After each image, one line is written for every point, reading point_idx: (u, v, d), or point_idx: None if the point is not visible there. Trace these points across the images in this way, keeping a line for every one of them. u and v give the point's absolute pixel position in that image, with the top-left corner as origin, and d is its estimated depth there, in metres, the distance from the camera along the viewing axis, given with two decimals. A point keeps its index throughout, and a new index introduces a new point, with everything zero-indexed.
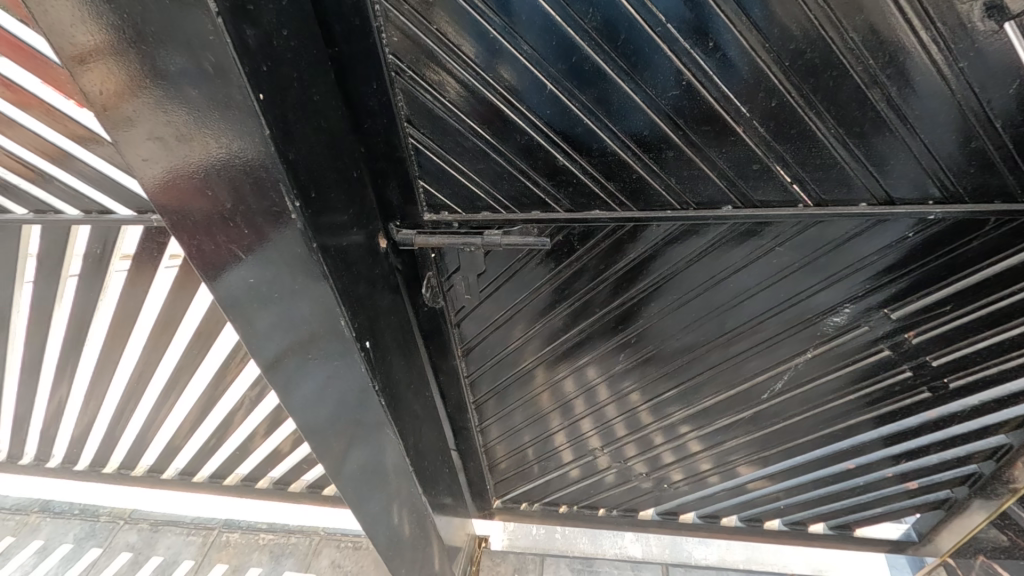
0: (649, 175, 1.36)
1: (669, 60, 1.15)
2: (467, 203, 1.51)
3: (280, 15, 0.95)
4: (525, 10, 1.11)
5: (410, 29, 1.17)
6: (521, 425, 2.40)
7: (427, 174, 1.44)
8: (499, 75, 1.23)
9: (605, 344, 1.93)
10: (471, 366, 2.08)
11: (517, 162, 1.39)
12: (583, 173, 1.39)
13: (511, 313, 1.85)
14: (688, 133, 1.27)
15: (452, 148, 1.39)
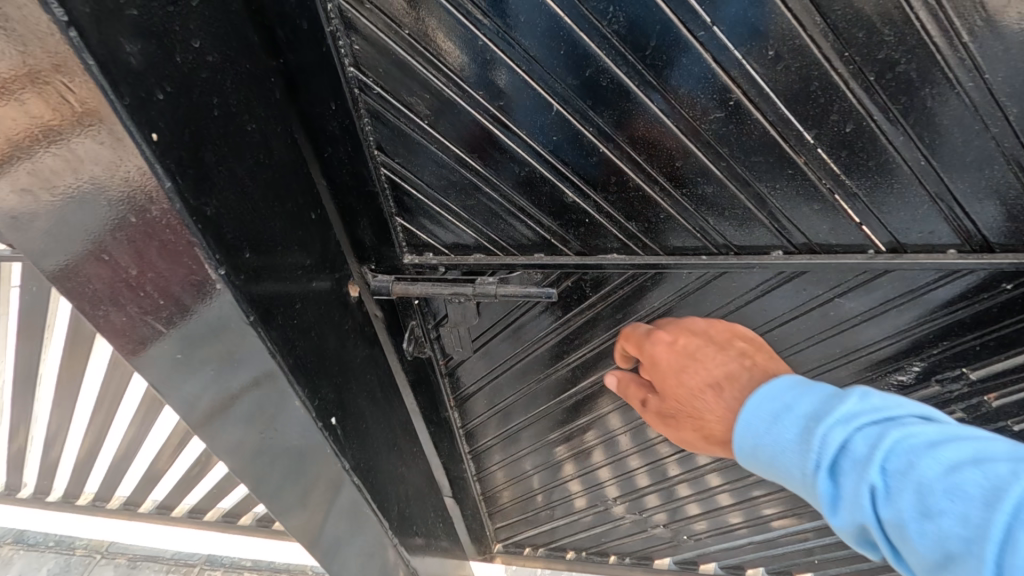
0: (682, 214, 1.09)
1: (715, 75, 0.88)
2: (457, 244, 1.24)
3: (188, 19, 0.69)
4: (523, 10, 0.85)
5: (374, 34, 0.90)
6: (525, 472, 2.14)
7: (405, 212, 1.19)
8: (492, 93, 0.96)
9: (617, 397, 1.66)
10: (466, 415, 1.83)
11: (515, 197, 1.13)
12: (598, 212, 1.12)
13: (512, 363, 1.59)
14: (734, 166, 1.00)
15: (436, 181, 1.12)
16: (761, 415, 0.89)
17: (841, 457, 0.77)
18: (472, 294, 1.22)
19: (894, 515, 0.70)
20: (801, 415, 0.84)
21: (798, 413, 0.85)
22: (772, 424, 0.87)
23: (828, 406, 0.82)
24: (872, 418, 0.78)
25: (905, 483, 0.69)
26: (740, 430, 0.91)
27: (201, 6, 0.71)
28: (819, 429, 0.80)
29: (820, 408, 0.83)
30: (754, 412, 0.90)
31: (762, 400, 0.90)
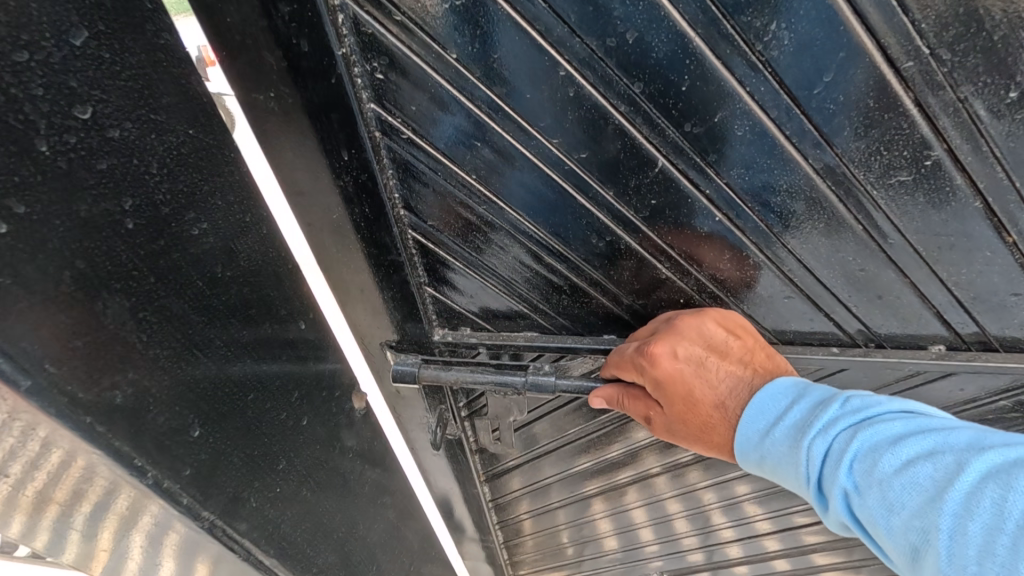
0: (814, 298, 0.81)
1: (913, 123, 0.59)
2: (503, 320, 0.95)
3: (65, 75, 0.38)
4: (636, 27, 0.56)
5: (408, 62, 0.62)
6: (549, 554, 1.78)
7: (434, 282, 0.90)
8: (572, 141, 0.67)
9: (660, 479, 1.37)
10: (496, 488, 1.55)
11: (586, 269, 0.84)
12: (700, 292, 0.84)
13: (560, 440, 1.32)
14: (907, 246, 0.71)
15: (483, 249, 0.84)
16: (755, 421, 0.73)
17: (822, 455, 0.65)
18: (525, 387, 0.92)
19: (870, 516, 0.60)
20: (786, 420, 0.70)
21: (788, 421, 0.70)
22: (767, 431, 0.72)
23: (810, 409, 0.69)
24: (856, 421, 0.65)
25: (875, 487, 0.59)
26: (739, 440, 0.75)
27: (101, 47, 0.40)
28: (795, 431, 0.68)
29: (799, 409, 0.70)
30: (751, 414, 0.74)
31: (756, 403, 0.74)
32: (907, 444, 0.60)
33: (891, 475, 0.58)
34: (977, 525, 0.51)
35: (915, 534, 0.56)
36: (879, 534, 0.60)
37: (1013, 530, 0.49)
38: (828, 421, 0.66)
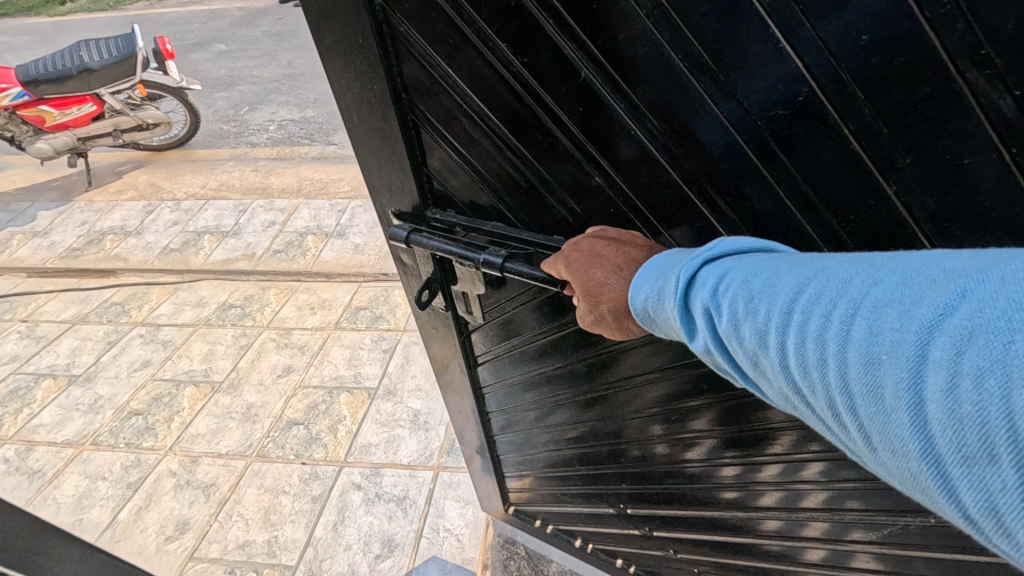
0: (724, 229, 0.90)
1: (784, 59, 0.70)
2: (479, 208, 1.18)
3: None
4: None
5: None
6: (540, 461, 1.79)
7: (429, 164, 1.17)
8: (513, 44, 0.89)
9: (673, 405, 1.30)
10: (493, 368, 1.61)
11: (537, 170, 1.03)
12: (626, 204, 0.98)
13: (556, 326, 1.34)
14: (800, 183, 0.80)
15: (460, 135, 1.08)
16: (647, 274, 0.77)
17: (695, 283, 0.68)
18: (478, 262, 1.08)
19: (727, 331, 0.63)
20: (670, 267, 0.74)
21: (672, 266, 0.73)
22: (654, 277, 0.75)
23: (689, 255, 0.73)
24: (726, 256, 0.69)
25: (731, 298, 0.63)
26: (631, 293, 0.78)
27: None
28: (675, 269, 0.71)
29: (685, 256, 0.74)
30: (646, 270, 0.77)
31: (650, 262, 0.78)
32: (763, 263, 0.64)
33: (746, 287, 0.62)
34: (808, 310, 0.56)
35: (759, 335, 0.59)
36: (734, 348, 0.63)
37: (834, 310, 0.54)
38: (705, 255, 0.70)
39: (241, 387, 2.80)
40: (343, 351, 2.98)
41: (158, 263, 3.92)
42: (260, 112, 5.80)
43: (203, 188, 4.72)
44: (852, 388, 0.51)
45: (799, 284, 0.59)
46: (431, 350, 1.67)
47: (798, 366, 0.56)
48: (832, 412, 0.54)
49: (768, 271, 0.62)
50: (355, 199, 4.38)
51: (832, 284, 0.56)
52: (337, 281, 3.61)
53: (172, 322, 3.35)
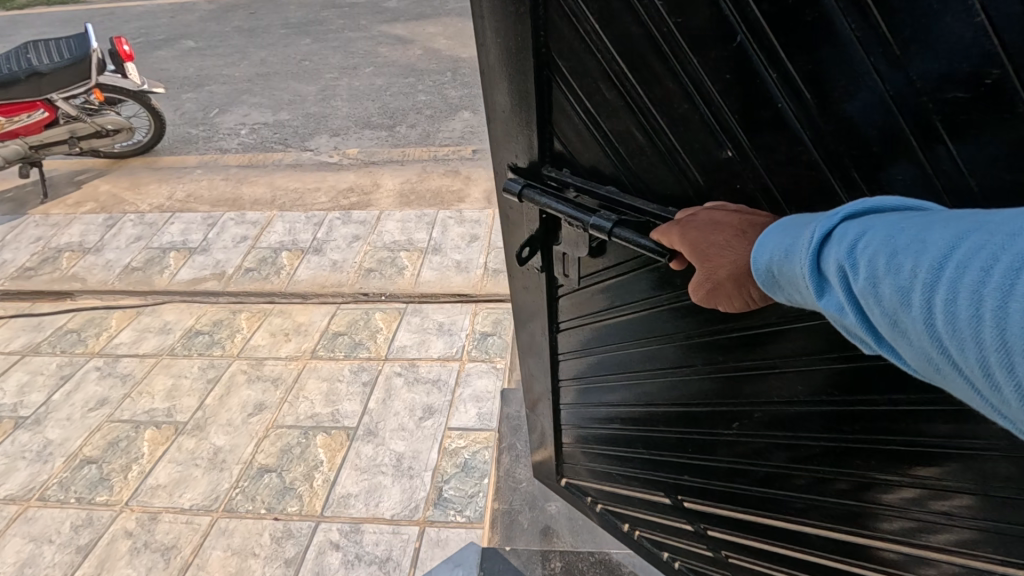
0: None
1: (980, 35, 0.64)
2: (595, 172, 1.17)
3: None
4: None
5: None
6: (602, 436, 1.75)
7: (553, 122, 1.16)
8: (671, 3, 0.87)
9: (779, 402, 1.18)
10: (576, 336, 1.58)
11: (666, 138, 1.01)
12: (753, 181, 0.94)
13: (653, 300, 1.28)
14: (962, 176, 0.73)
15: (591, 96, 1.07)
16: (772, 236, 0.76)
17: (830, 241, 0.67)
18: (589, 226, 1.09)
19: (863, 289, 0.62)
20: (798, 228, 0.73)
21: (803, 225, 0.73)
22: (781, 240, 0.74)
23: (821, 215, 0.71)
24: (864, 215, 0.67)
25: (871, 256, 0.61)
26: (754, 256, 0.78)
27: None
28: (808, 228, 0.70)
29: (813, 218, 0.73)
30: (774, 232, 0.77)
31: (779, 225, 0.77)
32: (909, 221, 0.62)
33: (889, 243, 0.61)
34: (961, 264, 0.54)
35: (901, 293, 0.58)
36: (870, 307, 0.62)
37: (995, 264, 0.51)
38: (840, 215, 0.68)
39: (208, 428, 2.56)
40: (319, 385, 2.76)
41: (119, 285, 3.64)
42: (230, 115, 5.49)
43: (168, 200, 4.42)
44: (1007, 343, 0.50)
45: (952, 240, 0.56)
46: (516, 308, 1.67)
47: (944, 322, 0.55)
48: (979, 371, 0.53)
49: (914, 229, 0.60)
50: (333, 210, 4.12)
51: (993, 238, 0.53)
52: (313, 303, 3.37)
53: (133, 352, 3.09)
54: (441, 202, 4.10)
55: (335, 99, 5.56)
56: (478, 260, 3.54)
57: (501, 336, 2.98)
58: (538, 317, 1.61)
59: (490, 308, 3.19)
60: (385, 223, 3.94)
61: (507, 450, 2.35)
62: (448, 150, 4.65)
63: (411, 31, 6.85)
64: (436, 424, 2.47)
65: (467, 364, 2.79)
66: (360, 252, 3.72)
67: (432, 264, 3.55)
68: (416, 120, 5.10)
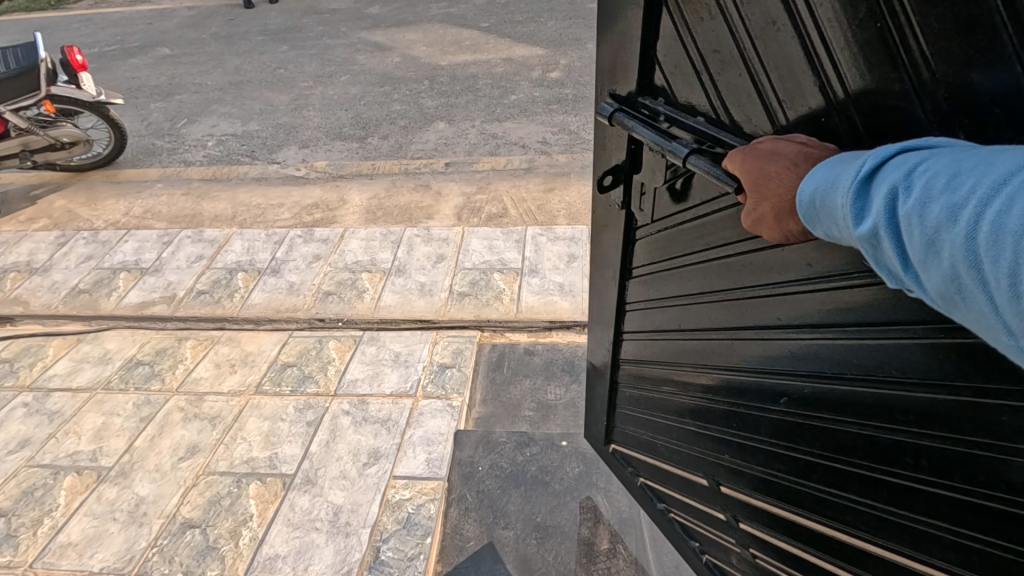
0: None
1: None
2: (693, 107, 1.02)
3: None
4: None
5: None
6: (651, 400, 1.60)
7: (661, 47, 1.04)
8: None
9: (830, 376, 0.95)
10: (645, 286, 1.42)
11: (765, 68, 0.85)
12: (840, 111, 0.75)
13: (720, 246, 1.09)
14: None
15: (691, 14, 0.93)
16: (822, 167, 0.67)
17: (879, 173, 0.58)
18: (666, 152, 0.97)
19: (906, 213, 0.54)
20: (848, 158, 0.64)
21: (855, 154, 0.64)
22: (828, 169, 0.65)
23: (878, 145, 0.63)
24: (924, 146, 0.58)
25: (926, 176, 0.53)
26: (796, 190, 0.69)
27: None
28: (859, 156, 0.62)
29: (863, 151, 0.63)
30: (823, 163, 0.68)
31: (830, 158, 0.68)
32: (980, 150, 0.54)
33: (952, 167, 0.53)
34: None
35: (952, 215, 0.50)
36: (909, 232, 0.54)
37: None
38: (895, 147, 0.59)
39: (133, 474, 2.35)
40: (260, 425, 2.54)
41: (63, 309, 3.42)
42: (198, 125, 5.28)
43: (125, 216, 4.21)
44: None
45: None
46: (594, 247, 1.57)
47: (989, 244, 0.47)
48: (1015, 297, 0.46)
49: (985, 154, 0.52)
50: (295, 228, 3.91)
51: None
52: (265, 330, 3.15)
53: (66, 386, 2.87)
54: (409, 218, 3.89)
55: (307, 109, 5.36)
56: (443, 282, 3.33)
57: (461, 368, 2.76)
58: (612, 260, 1.50)
59: (452, 336, 2.97)
60: (348, 242, 3.72)
61: (455, 501, 2.14)
62: (420, 163, 4.44)
63: (390, 38, 6.65)
64: (380, 471, 2.27)
65: (421, 401, 2.57)
66: (319, 273, 3.51)
67: (394, 287, 3.34)
68: (389, 131, 4.90)
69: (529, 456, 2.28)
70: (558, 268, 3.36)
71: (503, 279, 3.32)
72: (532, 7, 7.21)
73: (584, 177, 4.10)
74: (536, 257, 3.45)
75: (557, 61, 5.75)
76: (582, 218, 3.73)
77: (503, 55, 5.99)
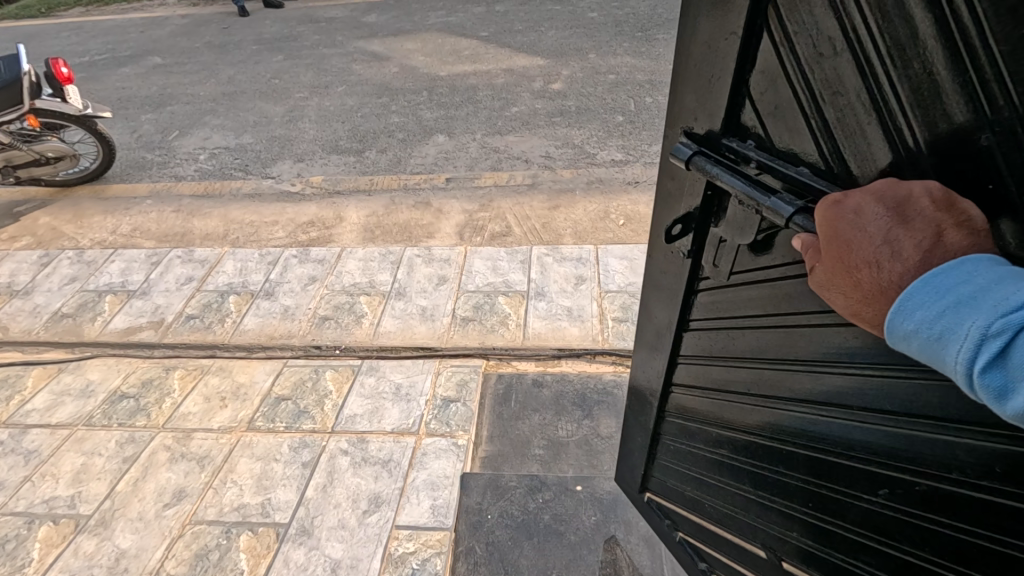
0: None
1: None
2: (794, 156, 0.78)
3: None
4: None
5: None
6: (698, 457, 1.38)
7: (757, 82, 0.81)
8: None
9: (950, 479, 0.73)
10: (708, 341, 1.18)
11: (910, 110, 0.62)
12: (1007, 158, 0.55)
13: (808, 308, 0.86)
14: None
15: (805, 42, 0.72)
16: (923, 307, 0.54)
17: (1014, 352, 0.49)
18: (762, 208, 0.74)
19: None
20: (961, 303, 0.52)
21: (968, 300, 0.51)
22: (936, 317, 0.53)
23: (1002, 288, 0.50)
24: None
25: None
26: (892, 323, 0.58)
27: None
28: (984, 317, 0.50)
29: (990, 290, 0.51)
30: (918, 291, 0.55)
31: (928, 277, 0.55)
32: None
33: None
34: None
35: None
36: None
37: None
38: None
39: (114, 524, 2.19)
40: (251, 467, 2.37)
41: (44, 335, 3.24)
42: (189, 138, 5.12)
43: (112, 234, 4.04)
44: None
45: None
46: (645, 293, 1.34)
47: None
48: None
49: None
50: (290, 247, 3.75)
51: None
52: (258, 358, 2.98)
53: (44, 422, 2.70)
54: (409, 237, 3.74)
55: (302, 121, 5.21)
56: (446, 306, 3.18)
57: (466, 402, 2.60)
58: (667, 311, 1.26)
59: (456, 366, 2.81)
60: (346, 262, 3.57)
61: (463, 556, 1.98)
62: (419, 179, 4.30)
63: (388, 48, 6.53)
64: (381, 520, 2.11)
65: (424, 440, 2.42)
66: (315, 296, 3.35)
67: (394, 311, 3.18)
68: (387, 144, 4.75)
69: (540, 503, 2.13)
70: (566, 291, 3.21)
71: (507, 302, 3.17)
72: (531, 15, 7.09)
73: (590, 193, 3.97)
74: (542, 279, 3.30)
75: (558, 72, 5.63)
76: (590, 237, 3.59)
77: (503, 65, 5.86)
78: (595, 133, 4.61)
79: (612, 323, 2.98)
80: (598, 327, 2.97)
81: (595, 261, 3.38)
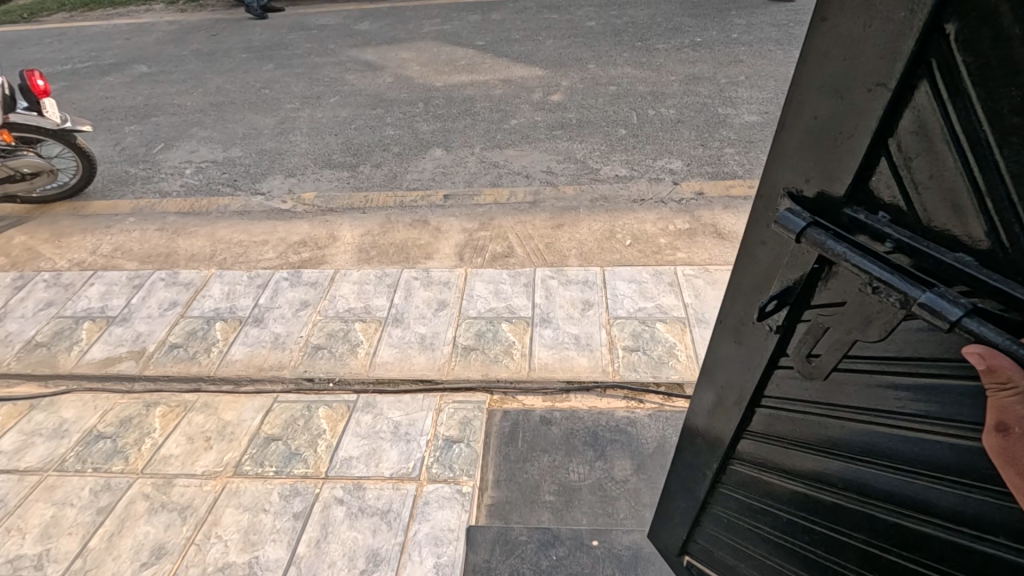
0: None
1: None
2: (948, 238, 0.72)
3: None
4: None
5: None
6: (761, 537, 1.29)
7: (905, 152, 0.74)
8: None
9: None
10: (790, 426, 1.09)
11: None
12: None
13: (940, 417, 0.79)
14: None
15: (992, 110, 0.64)
16: None
17: None
18: (912, 304, 0.68)
19: None
20: None
21: None
22: None
23: None
24: None
25: None
26: None
27: None
28: None
29: None
30: None
31: None
32: None
33: None
34: None
35: None
36: None
37: None
38: None
39: None
40: (238, 518, 2.19)
41: (16, 367, 3.03)
42: (176, 151, 4.92)
43: (92, 255, 3.83)
44: None
45: None
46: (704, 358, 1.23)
47: None
48: None
49: None
50: (280, 269, 3.56)
51: None
52: (246, 392, 2.79)
53: (13, 466, 2.50)
54: (406, 258, 3.57)
55: (294, 133, 5.03)
56: (446, 334, 3.01)
57: (470, 443, 2.43)
58: (731, 376, 1.16)
59: (459, 402, 2.63)
60: (340, 286, 3.39)
61: None
62: (416, 196, 4.13)
63: (382, 56, 6.36)
64: None
65: (426, 486, 2.25)
66: (307, 323, 3.16)
67: (391, 339, 3.01)
68: (382, 158, 4.58)
69: (555, 559, 2.01)
70: (573, 317, 3.05)
71: (512, 330, 3.00)
72: (528, 23, 6.94)
73: (595, 211, 3.82)
74: (547, 304, 3.14)
75: (558, 82, 5.49)
76: (596, 258, 3.44)
77: (501, 75, 5.71)
78: (598, 147, 4.47)
79: (623, 353, 2.82)
80: (608, 356, 2.81)
81: (603, 285, 3.23)
